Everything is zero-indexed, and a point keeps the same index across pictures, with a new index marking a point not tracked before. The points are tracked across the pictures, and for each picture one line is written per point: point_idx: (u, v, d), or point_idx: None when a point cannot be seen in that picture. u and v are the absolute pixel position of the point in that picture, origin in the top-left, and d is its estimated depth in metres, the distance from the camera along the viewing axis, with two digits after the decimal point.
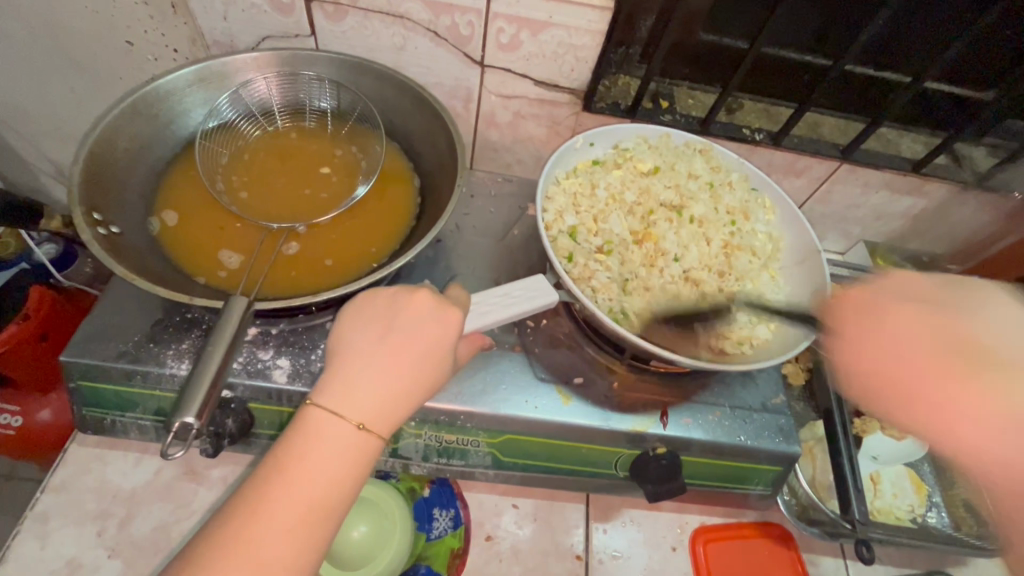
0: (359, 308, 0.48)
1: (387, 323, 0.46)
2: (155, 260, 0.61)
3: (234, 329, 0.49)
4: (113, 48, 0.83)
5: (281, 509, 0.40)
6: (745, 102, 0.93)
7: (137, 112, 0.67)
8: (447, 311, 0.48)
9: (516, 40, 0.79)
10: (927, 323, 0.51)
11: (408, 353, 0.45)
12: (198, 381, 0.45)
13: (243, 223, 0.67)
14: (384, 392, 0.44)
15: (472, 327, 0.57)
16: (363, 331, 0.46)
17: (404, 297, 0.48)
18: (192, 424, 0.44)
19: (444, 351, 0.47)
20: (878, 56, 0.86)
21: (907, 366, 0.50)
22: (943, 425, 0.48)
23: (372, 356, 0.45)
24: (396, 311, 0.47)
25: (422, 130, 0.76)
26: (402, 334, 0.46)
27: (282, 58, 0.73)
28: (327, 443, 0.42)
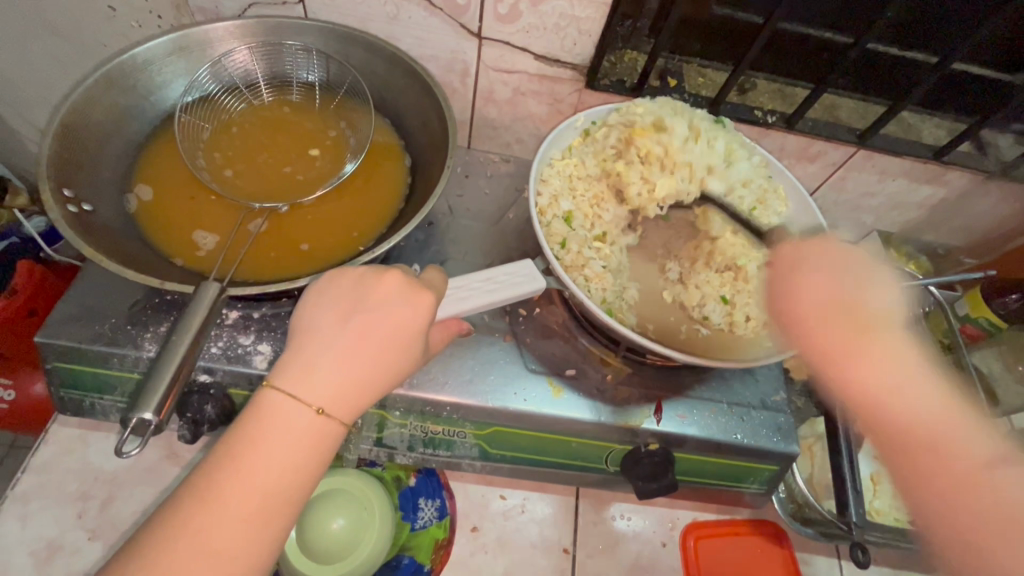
0: (324, 285, 0.43)
1: (353, 304, 0.42)
2: (130, 240, 0.59)
3: (204, 315, 0.47)
4: (92, 13, 0.79)
5: (235, 500, 0.36)
6: (758, 82, 0.88)
7: (112, 82, 0.63)
8: (417, 293, 0.43)
9: (515, 11, 0.75)
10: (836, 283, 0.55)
11: (374, 338, 0.41)
12: (161, 372, 0.43)
13: (223, 202, 0.65)
14: (347, 380, 0.39)
15: (449, 312, 0.52)
16: (325, 311, 0.41)
17: (372, 276, 0.43)
18: (151, 420, 0.42)
19: (415, 336, 0.42)
20: (903, 34, 0.80)
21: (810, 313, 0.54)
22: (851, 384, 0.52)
23: (334, 339, 0.40)
24: (363, 291, 0.42)
25: (413, 106, 0.72)
26: (368, 317, 0.41)
27: (265, 26, 0.69)
28: (283, 432, 0.38)
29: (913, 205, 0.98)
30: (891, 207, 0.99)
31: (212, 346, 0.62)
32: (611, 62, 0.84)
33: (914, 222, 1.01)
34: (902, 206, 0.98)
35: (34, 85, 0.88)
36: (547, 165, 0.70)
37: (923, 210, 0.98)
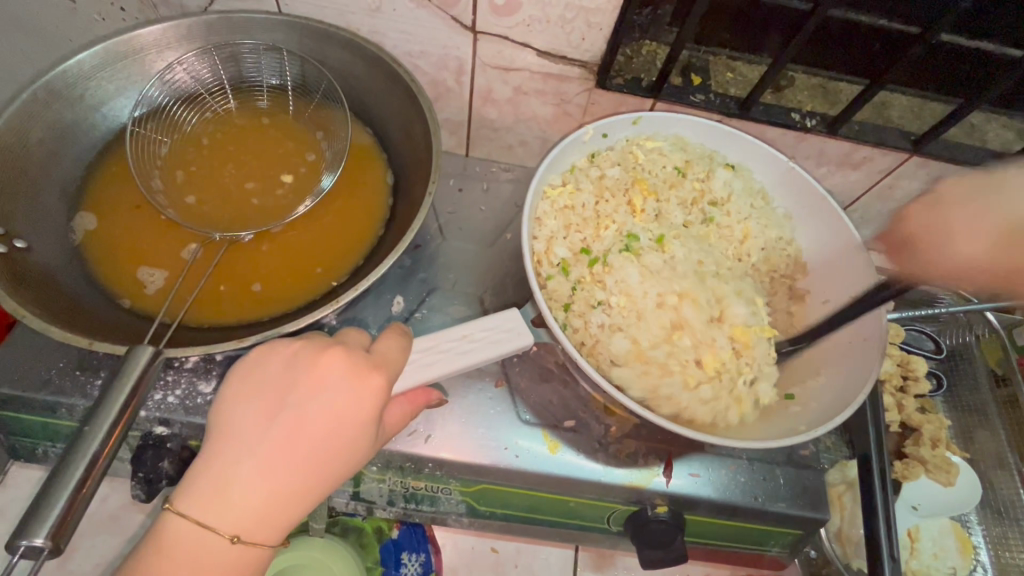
0: (254, 368, 0.38)
1: (281, 396, 0.36)
2: (72, 282, 0.53)
3: (125, 398, 0.41)
4: (48, 5, 0.71)
5: None
6: (798, 76, 0.76)
7: (55, 94, 0.56)
8: (362, 380, 0.37)
9: (514, 1, 0.64)
10: (358, 403, 0.36)
11: (303, 440, 0.35)
12: (64, 478, 0.38)
13: (180, 231, 0.58)
14: (268, 489, 0.34)
15: (413, 382, 0.44)
16: (249, 405, 0.36)
17: (306, 359, 0.37)
18: (46, 540, 0.36)
19: (355, 435, 0.36)
20: (979, 21, 0.66)
21: (346, 450, 0.36)
22: (313, 442, 0.35)
23: (257, 440, 0.35)
24: (294, 380, 0.37)
25: (397, 115, 0.64)
26: (298, 411, 0.36)
27: (228, 23, 0.60)
28: (197, 550, 0.34)
29: None
30: None
31: (169, 395, 0.55)
32: (626, 57, 0.73)
33: None
34: None
35: None
36: (540, 196, 0.62)
37: None
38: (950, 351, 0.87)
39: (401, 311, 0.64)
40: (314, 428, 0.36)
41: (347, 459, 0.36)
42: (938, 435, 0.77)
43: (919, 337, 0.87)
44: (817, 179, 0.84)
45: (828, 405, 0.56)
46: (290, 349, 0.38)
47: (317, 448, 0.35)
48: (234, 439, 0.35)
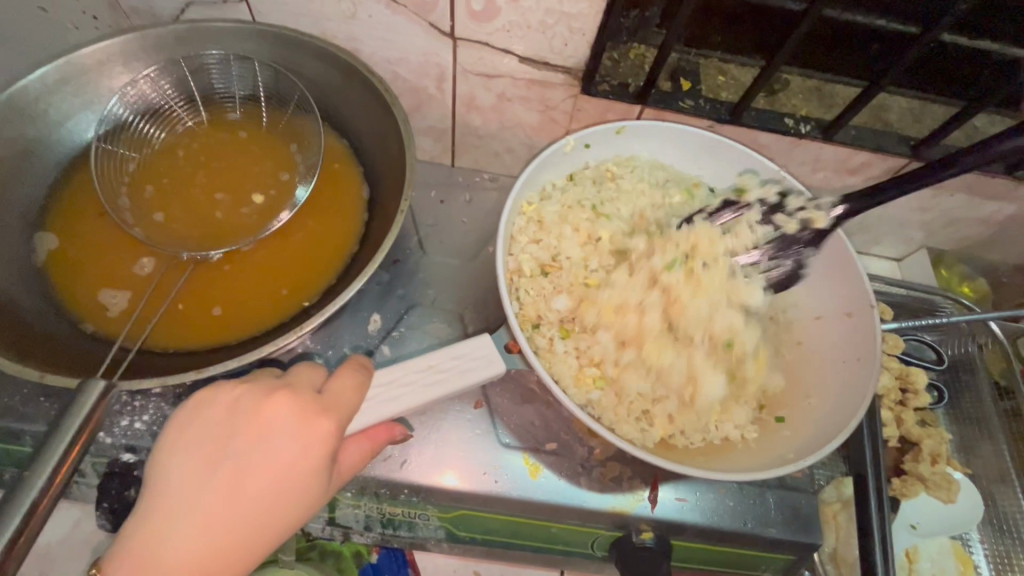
0: (193, 417, 0.38)
1: (223, 445, 0.36)
2: (34, 306, 0.51)
3: (72, 437, 0.39)
4: (18, 15, 0.69)
5: None
6: (792, 78, 0.73)
7: (16, 110, 0.54)
8: (309, 425, 0.37)
9: (492, 7, 0.62)
10: (301, 451, 0.37)
11: (245, 492, 0.35)
12: (3, 523, 0.36)
13: (147, 250, 0.56)
14: (206, 545, 0.34)
15: (373, 419, 0.44)
16: (189, 457, 0.36)
17: (250, 406, 0.38)
18: None
19: (301, 482, 0.37)
20: (978, 20, 0.63)
21: (290, 499, 0.36)
22: (256, 492, 0.36)
23: (197, 493, 0.35)
24: (237, 429, 0.37)
25: (372, 125, 0.61)
26: (239, 462, 0.36)
27: (196, 32, 0.58)
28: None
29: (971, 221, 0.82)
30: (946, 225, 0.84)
31: (136, 420, 0.54)
32: (613, 61, 0.70)
33: (973, 241, 0.86)
34: (959, 224, 0.83)
35: None
36: (516, 212, 0.60)
37: (987, 228, 0.83)
38: (952, 362, 0.85)
39: (378, 330, 0.62)
40: (256, 479, 0.36)
41: (290, 507, 0.37)
42: (938, 451, 0.74)
43: (920, 347, 0.84)
44: (813, 185, 0.81)
45: (819, 430, 0.54)
46: (236, 394, 0.38)
47: (260, 498, 0.36)
48: (174, 493, 0.35)
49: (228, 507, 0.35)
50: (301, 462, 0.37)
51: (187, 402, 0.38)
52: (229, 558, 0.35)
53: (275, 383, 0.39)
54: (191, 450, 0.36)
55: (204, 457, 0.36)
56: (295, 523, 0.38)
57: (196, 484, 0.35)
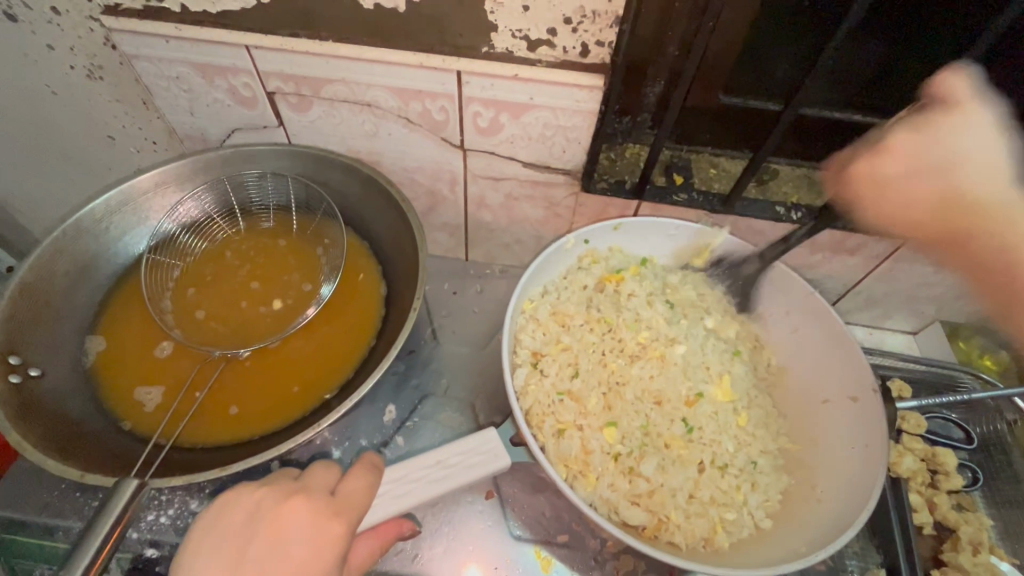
0: (213, 523, 0.40)
1: (243, 550, 0.38)
2: (80, 405, 0.56)
3: (104, 537, 0.42)
4: (94, 143, 0.83)
5: None
6: (781, 169, 0.78)
7: (82, 231, 0.62)
8: (324, 524, 0.40)
9: (496, 123, 0.69)
10: (316, 552, 0.39)
11: None
12: None
13: (183, 351, 0.61)
14: None
15: (382, 516, 0.46)
16: (207, 565, 0.37)
17: (269, 509, 0.40)
18: None
19: None
20: None
21: None
22: None
23: None
24: (256, 533, 0.39)
25: (390, 229, 0.67)
26: (259, 565, 0.37)
27: (238, 156, 0.66)
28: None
29: None
30: (954, 298, 0.87)
31: (161, 514, 0.56)
32: (610, 160, 0.77)
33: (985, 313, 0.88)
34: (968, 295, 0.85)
35: (55, 200, 0.95)
36: (519, 310, 0.64)
37: None
38: (983, 439, 0.82)
39: (393, 420, 0.65)
40: None
41: None
42: (980, 538, 0.71)
43: (948, 424, 0.83)
44: (813, 266, 0.84)
45: (834, 518, 0.53)
46: (255, 496, 0.41)
47: None
48: None
49: None
50: (315, 564, 0.38)
51: (210, 510, 0.41)
52: None
53: (294, 486, 0.43)
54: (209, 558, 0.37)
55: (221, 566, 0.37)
56: None
57: None
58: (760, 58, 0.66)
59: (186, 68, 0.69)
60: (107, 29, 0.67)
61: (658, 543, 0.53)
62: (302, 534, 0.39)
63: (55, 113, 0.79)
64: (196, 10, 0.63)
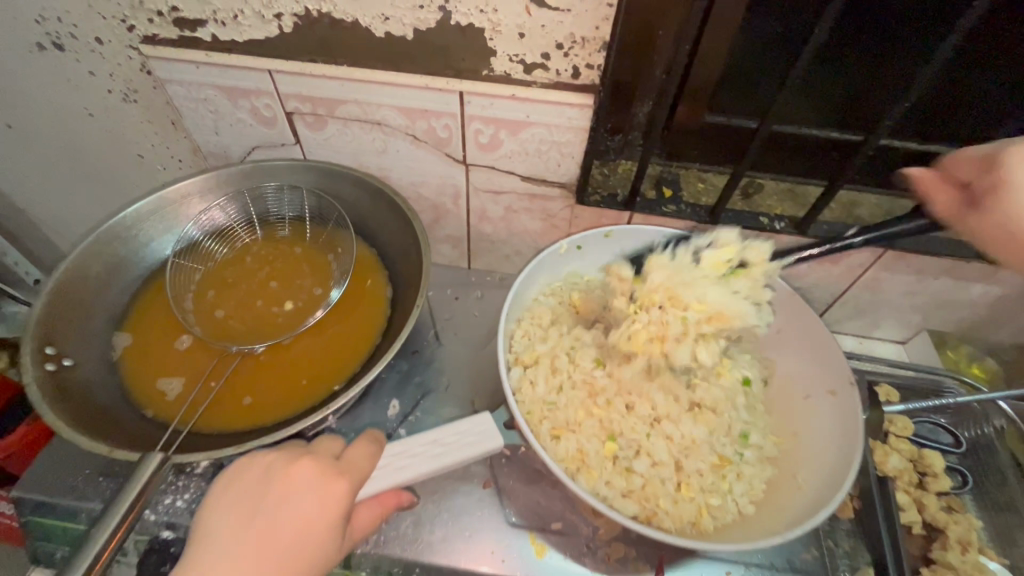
0: (231, 481, 0.44)
1: (256, 504, 0.41)
2: (107, 394, 0.60)
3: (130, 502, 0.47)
4: (126, 159, 0.91)
5: None
6: (766, 183, 0.82)
7: (115, 236, 0.67)
8: (329, 483, 0.43)
9: (496, 140, 0.75)
10: (321, 507, 0.42)
11: (272, 544, 0.40)
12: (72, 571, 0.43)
13: (202, 346, 0.66)
14: None
15: (384, 485, 0.49)
16: (226, 515, 0.41)
17: (279, 468, 0.43)
18: None
19: (322, 538, 0.41)
20: (924, 127, 0.71)
21: (308, 554, 0.41)
22: (281, 545, 0.40)
23: (231, 546, 0.39)
24: (267, 488, 0.42)
25: (397, 236, 0.73)
26: (269, 517, 0.41)
27: (259, 170, 0.72)
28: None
29: (964, 304, 0.88)
30: (939, 307, 0.90)
31: (178, 499, 0.60)
32: (603, 173, 0.82)
33: (971, 322, 0.91)
34: (951, 304, 0.89)
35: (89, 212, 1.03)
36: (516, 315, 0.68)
37: (979, 309, 0.88)
38: (971, 444, 0.84)
39: (396, 415, 0.69)
40: (281, 535, 0.40)
41: (307, 563, 0.40)
42: (968, 538, 0.72)
43: (936, 429, 0.85)
44: (800, 275, 0.88)
45: (811, 500, 0.56)
46: (268, 457, 0.45)
47: (282, 554, 0.40)
48: (208, 549, 0.39)
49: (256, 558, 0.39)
50: (320, 518, 0.42)
51: (231, 469, 0.44)
52: None
53: (302, 449, 0.46)
54: (227, 510, 0.41)
55: (236, 517, 0.41)
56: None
57: (230, 541, 0.40)
58: (740, 81, 0.72)
59: (213, 91, 0.76)
60: (144, 57, 0.74)
61: (645, 522, 0.55)
62: (307, 491, 0.42)
63: (94, 133, 0.88)
64: (224, 39, 0.70)
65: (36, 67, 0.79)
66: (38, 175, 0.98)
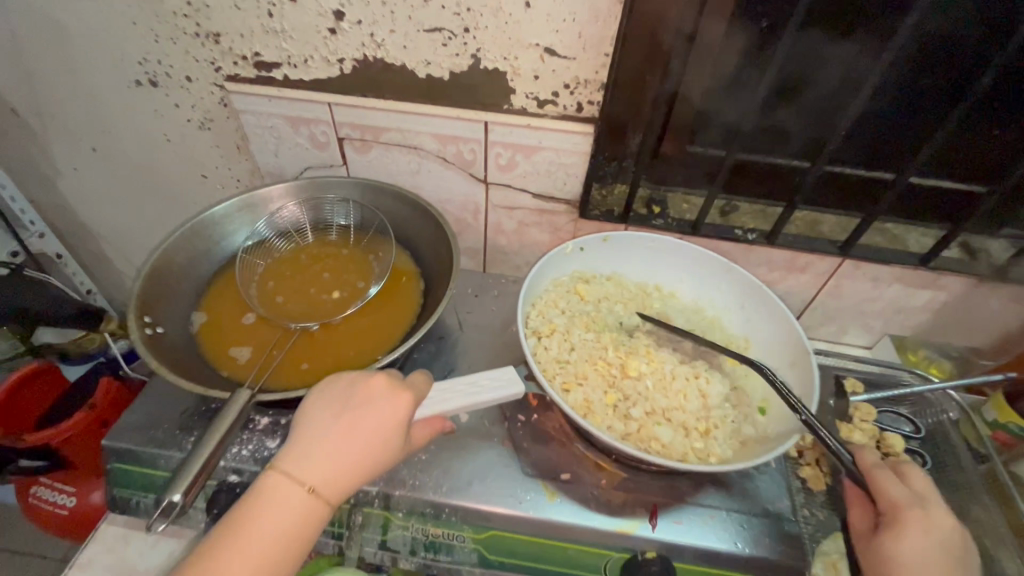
0: (325, 387, 0.56)
1: (344, 402, 0.54)
2: (188, 356, 0.72)
3: (230, 421, 0.60)
4: (191, 180, 1.06)
5: (233, 561, 0.46)
6: (740, 204, 0.97)
7: (198, 232, 0.81)
8: (398, 393, 0.55)
9: (513, 161, 0.90)
10: (393, 408, 0.54)
11: (358, 430, 0.52)
12: (191, 465, 0.56)
13: (266, 323, 0.78)
14: (334, 464, 0.51)
15: (431, 411, 0.60)
16: (322, 408, 0.54)
17: (361, 379, 0.55)
18: (178, 501, 0.54)
19: (393, 431, 0.53)
20: (863, 156, 0.87)
21: (384, 441, 0.53)
22: (364, 431, 0.52)
23: (328, 429, 0.52)
24: (353, 391, 0.55)
25: (429, 240, 0.86)
26: (354, 411, 0.53)
27: (317, 185, 0.87)
28: (278, 504, 0.48)
29: (916, 309, 1.01)
30: (896, 312, 1.03)
31: (243, 448, 0.70)
32: (603, 195, 0.95)
33: (924, 326, 1.04)
34: (906, 309, 1.02)
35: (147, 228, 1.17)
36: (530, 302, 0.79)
37: (929, 313, 1.01)
38: (930, 431, 0.95)
39: None
40: (363, 424, 0.52)
41: (384, 447, 0.53)
42: None
43: (898, 418, 0.95)
44: (773, 282, 1.01)
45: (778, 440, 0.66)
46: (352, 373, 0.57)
47: (366, 438, 0.52)
48: (311, 430, 0.52)
49: (347, 438, 0.52)
50: (392, 415, 0.54)
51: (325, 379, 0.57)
52: (345, 476, 0.51)
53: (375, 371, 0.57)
54: (323, 405, 0.54)
55: (330, 411, 0.53)
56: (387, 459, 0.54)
57: (328, 425, 0.52)
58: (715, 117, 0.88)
59: (280, 121, 0.91)
60: (226, 92, 0.90)
61: (640, 449, 0.66)
62: (382, 397, 0.54)
63: (167, 156, 1.03)
64: (295, 78, 0.86)
65: (130, 99, 0.95)
66: (109, 193, 1.12)
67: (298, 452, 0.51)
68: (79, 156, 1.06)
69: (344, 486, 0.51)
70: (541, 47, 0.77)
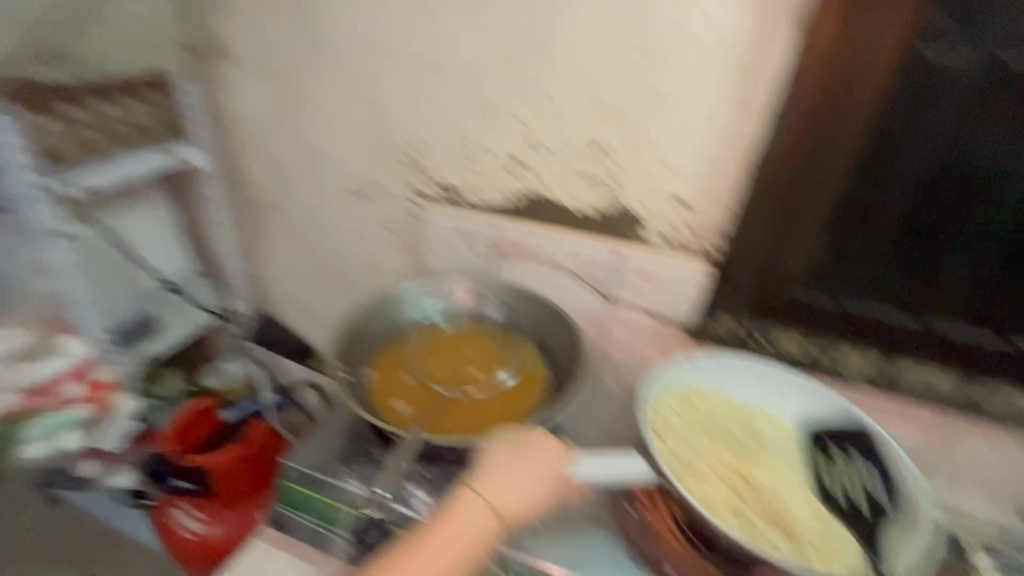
0: (504, 433, 0.74)
1: (520, 446, 0.72)
2: (365, 399, 0.89)
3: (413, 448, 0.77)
4: (366, 272, 1.32)
5: (434, 547, 0.65)
6: (858, 356, 0.96)
7: (385, 304, 1.02)
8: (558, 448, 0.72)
9: (640, 288, 1.05)
10: (554, 458, 0.72)
11: (529, 470, 0.70)
12: (393, 479, 0.76)
13: (423, 384, 0.94)
14: (511, 493, 0.69)
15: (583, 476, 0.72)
16: (502, 450, 0.72)
17: (532, 432, 0.73)
18: (387, 497, 0.76)
19: (553, 476, 0.71)
20: (984, 323, 0.89)
21: (545, 482, 0.70)
22: (535, 473, 0.70)
23: (507, 463, 0.71)
24: (526, 438, 0.73)
25: (562, 342, 1.00)
26: (527, 454, 0.71)
27: (479, 283, 1.07)
28: (468, 514, 0.67)
29: None
30: None
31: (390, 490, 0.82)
32: (714, 327, 1.03)
33: None
34: None
35: (316, 306, 1.43)
36: (648, 407, 0.86)
37: None
38: None
39: None
40: (534, 467, 0.70)
41: (546, 487, 0.70)
42: None
43: None
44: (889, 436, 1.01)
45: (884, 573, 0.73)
46: (525, 428, 0.75)
47: (534, 479, 0.70)
48: (493, 464, 0.70)
49: (518, 472, 0.70)
50: (553, 464, 0.72)
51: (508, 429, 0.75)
52: (517, 501, 0.69)
53: (541, 431, 0.73)
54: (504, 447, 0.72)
55: (508, 452, 0.72)
56: (547, 497, 0.71)
57: (508, 461, 0.71)
58: (834, 270, 0.93)
59: (450, 232, 1.15)
60: (418, 208, 1.17)
61: (760, 547, 0.73)
62: (546, 448, 0.72)
63: (355, 251, 1.31)
64: (474, 204, 1.11)
65: (343, 204, 1.25)
66: (298, 273, 1.40)
67: (484, 477, 0.69)
68: (288, 242, 1.37)
69: (515, 510, 0.69)
70: (674, 195, 0.97)
